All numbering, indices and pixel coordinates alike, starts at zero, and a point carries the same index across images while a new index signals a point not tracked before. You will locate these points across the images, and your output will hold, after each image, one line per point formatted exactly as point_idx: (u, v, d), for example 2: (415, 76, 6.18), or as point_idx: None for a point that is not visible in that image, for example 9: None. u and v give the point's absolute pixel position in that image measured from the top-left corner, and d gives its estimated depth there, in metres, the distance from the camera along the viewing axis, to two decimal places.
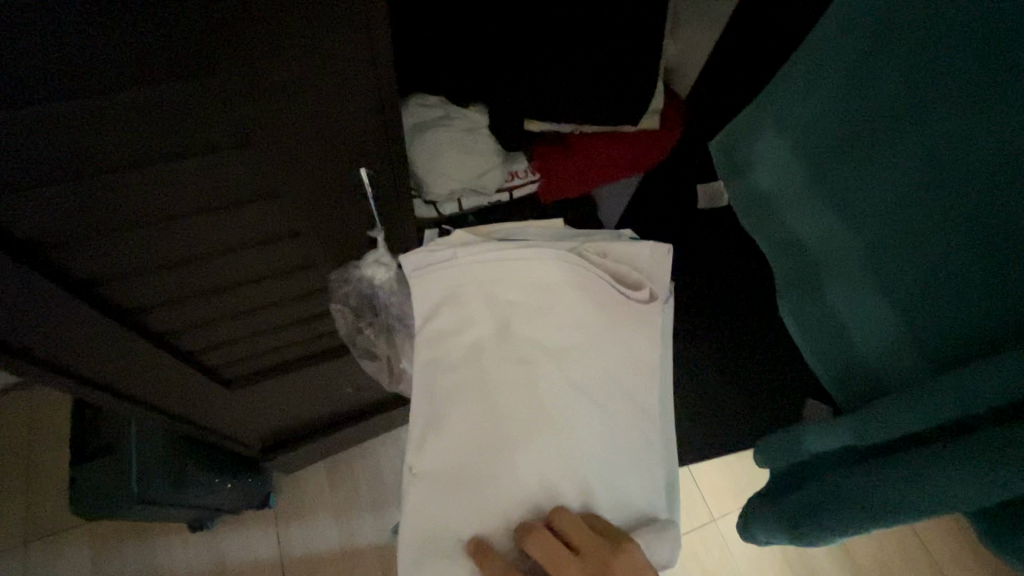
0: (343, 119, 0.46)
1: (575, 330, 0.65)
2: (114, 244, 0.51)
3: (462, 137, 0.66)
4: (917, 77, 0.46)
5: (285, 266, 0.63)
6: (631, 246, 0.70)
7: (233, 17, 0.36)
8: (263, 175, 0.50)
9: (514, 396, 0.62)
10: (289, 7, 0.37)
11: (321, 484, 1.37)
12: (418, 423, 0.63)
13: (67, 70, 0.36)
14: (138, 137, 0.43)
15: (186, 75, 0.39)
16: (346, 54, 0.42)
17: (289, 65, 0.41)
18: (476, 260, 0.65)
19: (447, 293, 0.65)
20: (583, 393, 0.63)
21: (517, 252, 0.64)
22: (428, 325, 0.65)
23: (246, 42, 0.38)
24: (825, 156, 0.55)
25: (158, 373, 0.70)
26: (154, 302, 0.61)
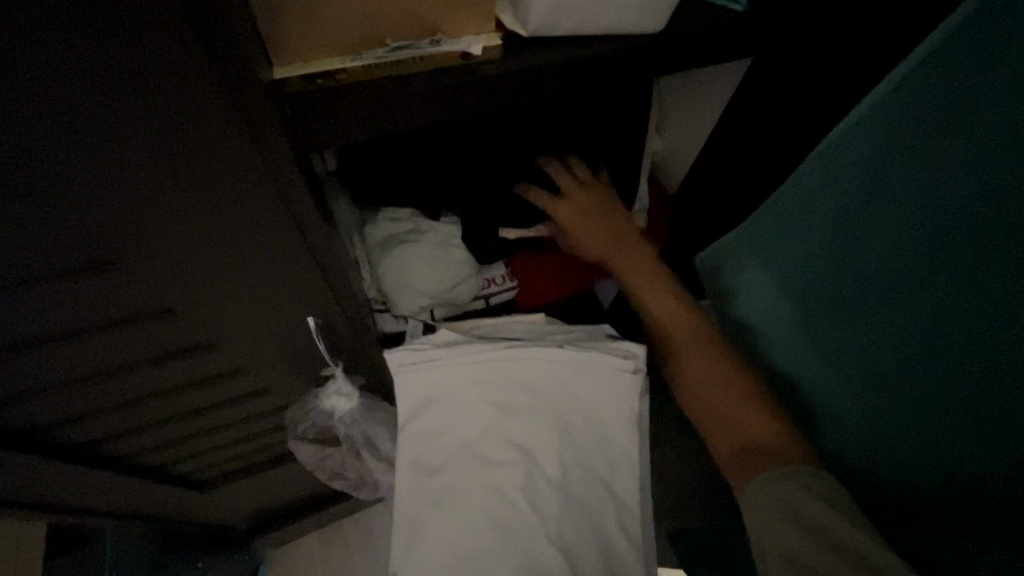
0: (281, 266, 0.45)
1: (553, 429, 0.60)
2: (52, 397, 0.49)
3: (431, 253, 0.63)
4: (906, 239, 0.42)
5: (241, 396, 0.59)
6: (611, 345, 0.62)
7: (155, 184, 0.35)
8: (204, 323, 0.47)
9: (498, 502, 0.58)
10: (213, 168, 0.36)
11: (313, 554, 1.33)
12: (403, 525, 0.60)
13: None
14: (59, 301, 0.41)
15: (84, 248, 0.38)
16: (257, 211, 0.40)
17: (197, 225, 0.39)
18: (453, 359, 0.62)
19: (426, 395, 0.62)
20: (565, 496, 0.58)
21: (495, 347, 0.61)
22: (411, 425, 0.63)
23: (166, 207, 0.37)
24: (816, 302, 0.51)
25: (118, 494, 0.68)
26: (105, 438, 0.58)
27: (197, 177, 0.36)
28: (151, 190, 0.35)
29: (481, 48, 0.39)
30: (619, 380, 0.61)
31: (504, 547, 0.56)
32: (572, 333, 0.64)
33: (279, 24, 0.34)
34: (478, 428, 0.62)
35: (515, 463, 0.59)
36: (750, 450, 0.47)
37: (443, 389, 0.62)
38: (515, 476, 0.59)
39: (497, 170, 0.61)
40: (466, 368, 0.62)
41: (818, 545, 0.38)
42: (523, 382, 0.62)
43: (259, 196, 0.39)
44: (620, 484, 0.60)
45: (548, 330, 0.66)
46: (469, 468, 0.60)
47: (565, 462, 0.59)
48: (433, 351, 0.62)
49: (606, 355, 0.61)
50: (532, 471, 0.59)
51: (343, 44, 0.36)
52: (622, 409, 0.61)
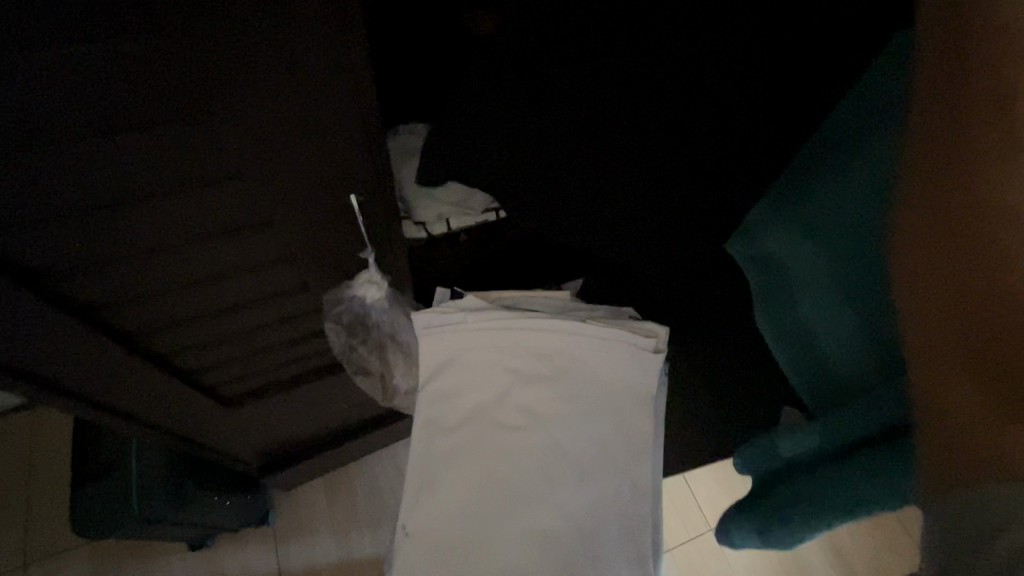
0: (328, 146, 0.50)
1: (565, 397, 0.67)
2: (115, 272, 0.54)
3: (448, 164, 0.70)
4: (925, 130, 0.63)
5: (283, 290, 0.65)
6: (634, 325, 0.70)
7: (231, 49, 0.40)
8: (257, 202, 0.53)
9: (510, 463, 0.65)
10: (281, 35, 0.41)
11: (319, 500, 1.38)
12: (413, 482, 0.66)
13: (62, 102, 0.39)
14: (136, 169, 0.46)
15: (170, 107, 0.42)
16: (326, 83, 0.45)
17: (273, 91, 0.44)
18: (478, 329, 0.70)
19: (448, 356, 0.70)
20: (574, 462, 0.65)
21: (518, 317, 0.70)
22: (430, 385, 0.70)
23: (238, 76, 0.42)
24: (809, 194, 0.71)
25: (158, 394, 0.72)
26: (152, 327, 0.63)
27: (268, 45, 0.41)
28: (235, 46, 0.40)
29: None
30: (635, 356, 0.68)
31: (514, 502, 0.63)
32: (587, 313, 0.73)
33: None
34: (493, 394, 0.69)
35: (529, 426, 0.66)
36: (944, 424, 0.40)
37: (464, 352, 0.70)
38: (528, 438, 0.66)
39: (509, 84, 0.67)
40: (489, 335, 0.70)
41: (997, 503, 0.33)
42: (541, 353, 0.70)
43: (331, 64, 0.44)
44: (637, 460, 0.65)
45: (563, 312, 0.74)
46: (482, 434, 0.67)
47: (576, 431, 0.66)
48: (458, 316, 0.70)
49: (627, 332, 0.69)
50: (544, 436, 0.66)
51: None
52: (636, 391, 0.68)
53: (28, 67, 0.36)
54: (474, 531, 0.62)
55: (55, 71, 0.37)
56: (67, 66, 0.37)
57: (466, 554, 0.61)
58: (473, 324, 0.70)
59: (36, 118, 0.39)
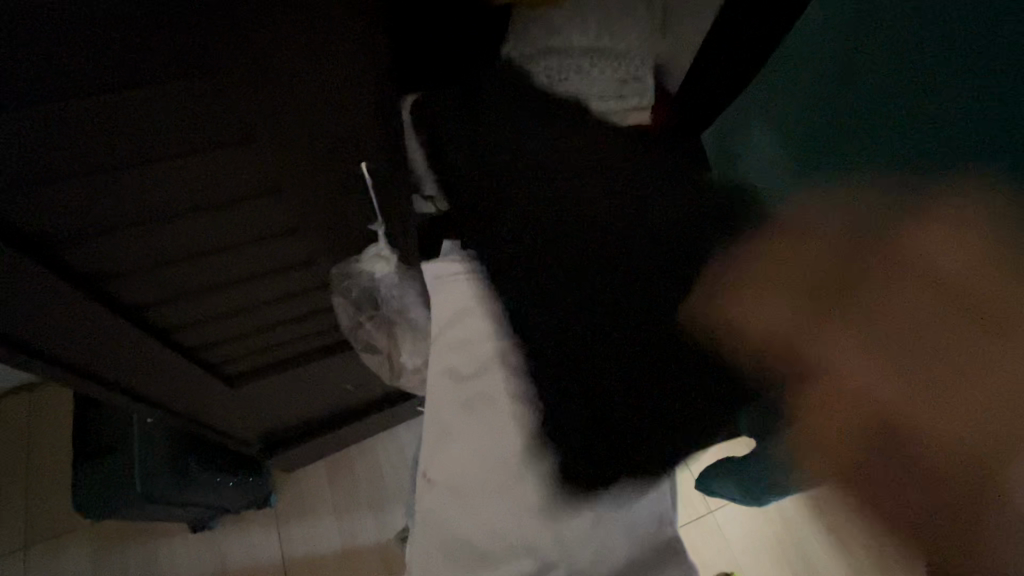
0: (338, 111, 0.48)
1: None
2: (116, 241, 0.52)
3: None
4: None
5: (291, 263, 0.64)
6: None
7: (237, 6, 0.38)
8: (264, 169, 0.51)
9: (514, 457, 0.51)
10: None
11: (321, 481, 1.38)
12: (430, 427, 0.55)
13: (66, 55, 0.37)
14: (138, 133, 0.44)
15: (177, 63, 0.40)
16: (341, 39, 0.43)
17: (285, 49, 0.42)
18: None
19: None
20: None
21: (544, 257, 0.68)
22: None
23: (244, 34, 0.40)
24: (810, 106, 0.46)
25: (162, 370, 0.71)
26: (155, 299, 0.61)
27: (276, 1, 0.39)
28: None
29: None
30: None
31: None
32: None
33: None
34: None
35: None
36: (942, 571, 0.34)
37: None
38: None
39: None
40: None
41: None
42: None
43: (346, 18, 0.42)
44: None
45: None
46: (483, 417, 0.53)
47: None
48: None
49: None
50: None
51: None
52: None
53: (29, 13, 0.34)
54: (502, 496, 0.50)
55: (59, 19, 0.35)
56: (70, 14, 0.35)
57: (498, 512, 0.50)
58: None
59: (38, 71, 0.37)
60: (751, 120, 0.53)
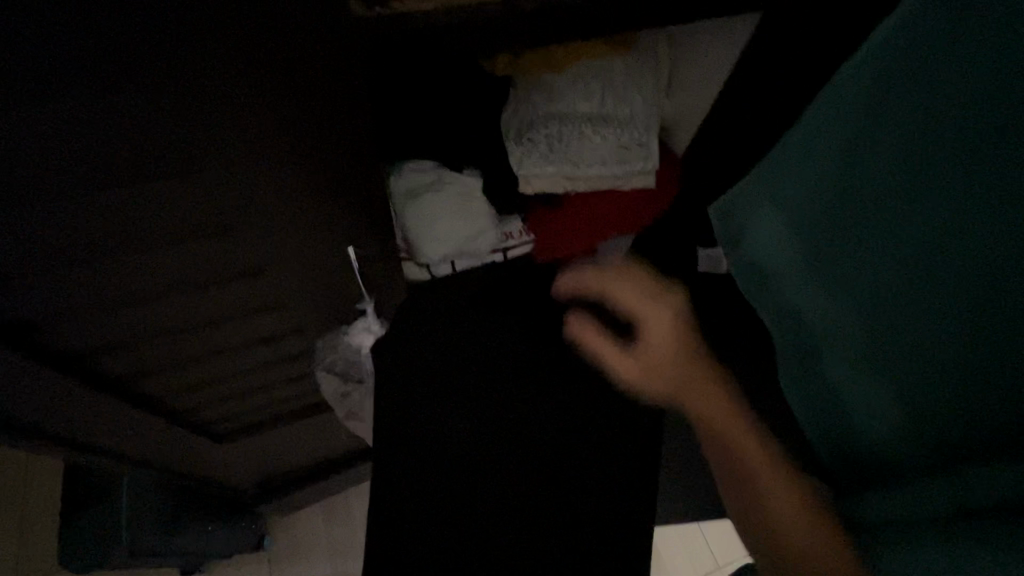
0: (328, 199, 0.48)
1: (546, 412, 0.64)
2: (104, 322, 0.51)
3: (458, 202, 0.67)
4: (928, 154, 0.39)
5: (279, 334, 0.62)
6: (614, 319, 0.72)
7: (220, 110, 0.38)
8: (252, 253, 0.50)
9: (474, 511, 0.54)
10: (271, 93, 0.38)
11: (317, 526, 1.34)
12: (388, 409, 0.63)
13: (22, 158, 0.36)
14: (121, 225, 0.43)
15: (141, 157, 0.39)
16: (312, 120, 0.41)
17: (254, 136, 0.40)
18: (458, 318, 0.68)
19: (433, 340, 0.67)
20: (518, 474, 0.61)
21: None
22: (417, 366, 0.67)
23: (227, 135, 0.40)
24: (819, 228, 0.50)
25: (144, 436, 0.69)
26: (144, 372, 0.60)
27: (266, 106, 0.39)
28: (209, 92, 0.36)
29: None
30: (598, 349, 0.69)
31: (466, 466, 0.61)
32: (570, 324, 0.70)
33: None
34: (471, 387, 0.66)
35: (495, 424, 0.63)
36: (796, 542, 0.43)
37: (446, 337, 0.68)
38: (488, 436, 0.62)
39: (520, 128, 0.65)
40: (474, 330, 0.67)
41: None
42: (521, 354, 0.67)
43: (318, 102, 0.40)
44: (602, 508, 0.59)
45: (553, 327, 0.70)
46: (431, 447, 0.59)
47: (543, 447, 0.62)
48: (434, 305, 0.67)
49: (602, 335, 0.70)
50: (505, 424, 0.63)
51: None
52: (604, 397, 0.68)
53: (9, 128, 0.34)
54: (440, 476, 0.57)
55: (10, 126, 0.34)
56: (22, 122, 0.34)
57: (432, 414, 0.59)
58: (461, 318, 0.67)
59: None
60: (756, 206, 0.58)
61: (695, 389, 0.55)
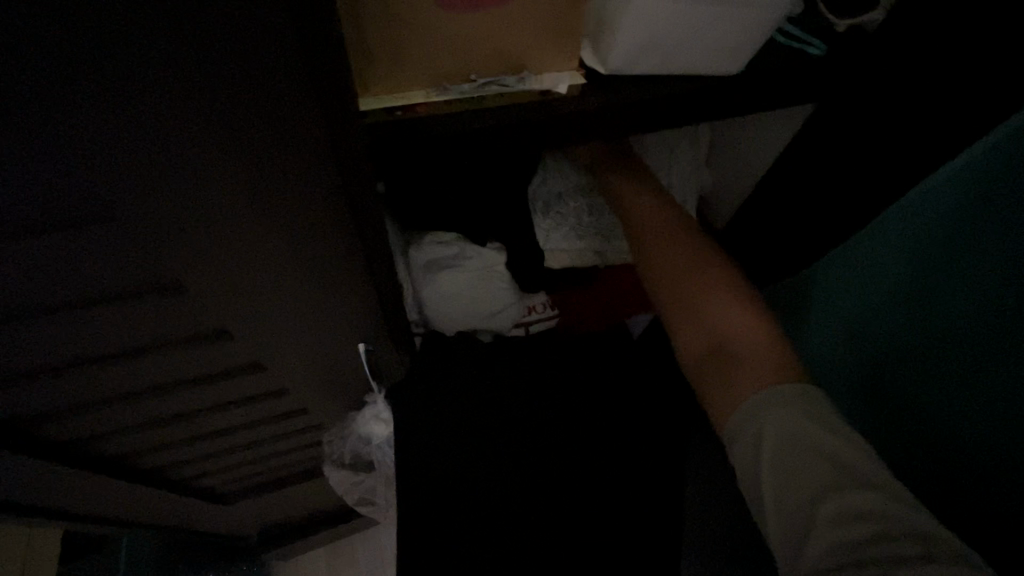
0: (339, 299, 0.45)
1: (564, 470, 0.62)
2: (100, 413, 0.48)
3: (476, 277, 0.62)
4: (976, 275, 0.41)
5: (283, 413, 0.59)
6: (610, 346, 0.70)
7: (224, 230, 0.35)
8: (256, 348, 0.47)
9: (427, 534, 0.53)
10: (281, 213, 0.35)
11: (318, 570, 1.30)
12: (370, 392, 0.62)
13: (11, 278, 0.33)
14: (117, 327, 0.40)
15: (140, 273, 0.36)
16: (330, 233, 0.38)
17: (263, 249, 0.37)
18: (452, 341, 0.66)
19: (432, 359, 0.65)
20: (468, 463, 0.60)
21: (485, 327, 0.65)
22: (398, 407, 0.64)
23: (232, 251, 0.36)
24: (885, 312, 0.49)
25: (145, 502, 0.67)
26: (141, 451, 0.57)
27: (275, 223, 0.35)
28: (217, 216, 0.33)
29: (568, 87, 0.40)
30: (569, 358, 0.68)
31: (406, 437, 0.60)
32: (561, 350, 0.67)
33: (384, 31, 0.34)
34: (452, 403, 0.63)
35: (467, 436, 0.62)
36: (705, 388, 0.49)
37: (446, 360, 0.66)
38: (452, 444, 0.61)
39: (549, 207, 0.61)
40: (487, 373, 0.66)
41: (868, 537, 0.34)
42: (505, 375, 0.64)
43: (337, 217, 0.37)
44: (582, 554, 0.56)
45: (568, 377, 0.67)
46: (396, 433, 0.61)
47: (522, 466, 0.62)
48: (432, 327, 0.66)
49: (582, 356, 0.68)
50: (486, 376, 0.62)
51: (427, 81, 0.38)
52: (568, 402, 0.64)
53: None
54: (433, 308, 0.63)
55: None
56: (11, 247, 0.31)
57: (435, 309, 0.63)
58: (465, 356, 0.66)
59: None
60: (843, 271, 0.55)
61: (685, 258, 0.56)
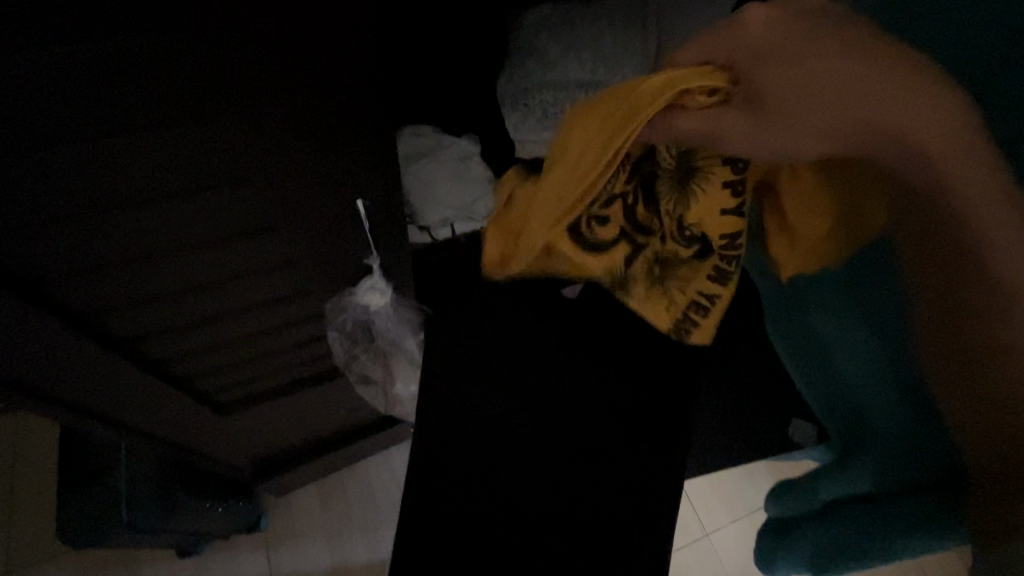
0: (346, 155, 0.49)
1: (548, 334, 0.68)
2: (117, 278, 0.52)
3: (453, 167, 0.69)
4: None
5: (286, 295, 0.63)
6: None
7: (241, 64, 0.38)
8: (263, 208, 0.51)
9: (458, 422, 0.64)
10: (289, 46, 0.39)
11: (312, 507, 1.32)
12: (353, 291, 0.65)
13: (40, 105, 0.36)
14: (137, 176, 0.43)
15: (159, 106, 0.39)
16: None
17: (280, 85, 0.41)
18: (433, 226, 0.73)
19: (424, 235, 0.74)
20: (466, 341, 0.67)
21: (460, 216, 0.72)
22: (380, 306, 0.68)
23: (249, 89, 0.40)
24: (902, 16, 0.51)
25: (148, 402, 0.69)
26: (153, 332, 0.61)
27: (291, 61, 0.40)
28: (238, 44, 0.37)
29: None
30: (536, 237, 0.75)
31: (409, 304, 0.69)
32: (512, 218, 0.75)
33: None
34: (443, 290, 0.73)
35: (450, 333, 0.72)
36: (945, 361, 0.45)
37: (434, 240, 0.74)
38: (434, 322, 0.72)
39: (518, 93, 0.68)
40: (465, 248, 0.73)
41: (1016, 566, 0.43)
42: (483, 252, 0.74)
43: None
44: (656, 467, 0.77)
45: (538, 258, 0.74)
46: (395, 319, 0.68)
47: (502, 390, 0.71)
48: (420, 219, 0.72)
49: None
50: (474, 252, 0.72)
51: None
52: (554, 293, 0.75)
53: (30, 68, 0.34)
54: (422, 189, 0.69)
55: (29, 69, 0.34)
56: (39, 64, 0.34)
57: (423, 191, 0.69)
58: (443, 233, 0.74)
59: (19, 119, 0.36)
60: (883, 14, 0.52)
61: (905, 159, 0.42)
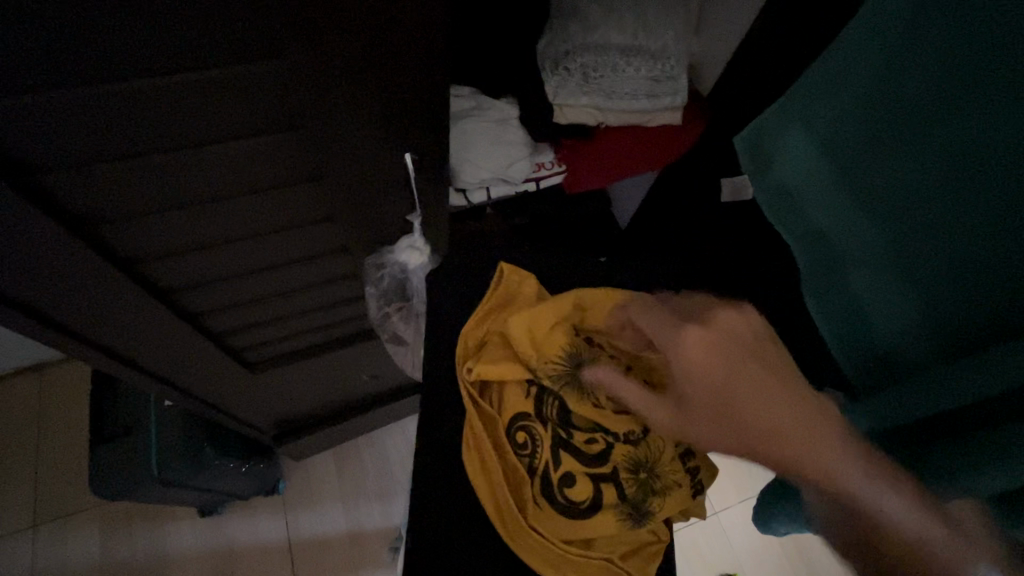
0: (398, 106, 0.49)
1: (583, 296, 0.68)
2: (161, 222, 0.52)
3: (492, 128, 0.69)
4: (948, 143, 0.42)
5: (324, 250, 0.64)
6: None
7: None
8: (308, 156, 0.51)
9: None
10: None
11: (329, 472, 1.34)
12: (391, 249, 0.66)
13: (104, 33, 0.36)
14: (189, 116, 0.43)
15: (223, 40, 0.39)
16: None
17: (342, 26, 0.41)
18: (469, 186, 0.72)
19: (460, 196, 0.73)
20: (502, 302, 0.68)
21: (496, 177, 0.72)
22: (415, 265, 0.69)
23: (310, 28, 0.40)
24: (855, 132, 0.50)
25: (182, 354, 0.70)
26: (189, 281, 0.62)
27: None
28: None
29: None
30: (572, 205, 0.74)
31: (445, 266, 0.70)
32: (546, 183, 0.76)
33: None
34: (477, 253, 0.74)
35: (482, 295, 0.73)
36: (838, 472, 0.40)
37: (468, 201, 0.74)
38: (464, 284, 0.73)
39: (561, 55, 0.68)
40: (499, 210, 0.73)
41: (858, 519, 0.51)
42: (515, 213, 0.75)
43: None
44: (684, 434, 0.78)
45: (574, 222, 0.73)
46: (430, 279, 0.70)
47: None
48: (458, 177, 0.71)
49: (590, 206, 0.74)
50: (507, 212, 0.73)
51: None
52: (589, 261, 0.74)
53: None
54: (466, 147, 0.69)
55: None
56: None
57: (467, 150, 0.69)
58: (477, 195, 0.73)
59: (79, 46, 0.36)
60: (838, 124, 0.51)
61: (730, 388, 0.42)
